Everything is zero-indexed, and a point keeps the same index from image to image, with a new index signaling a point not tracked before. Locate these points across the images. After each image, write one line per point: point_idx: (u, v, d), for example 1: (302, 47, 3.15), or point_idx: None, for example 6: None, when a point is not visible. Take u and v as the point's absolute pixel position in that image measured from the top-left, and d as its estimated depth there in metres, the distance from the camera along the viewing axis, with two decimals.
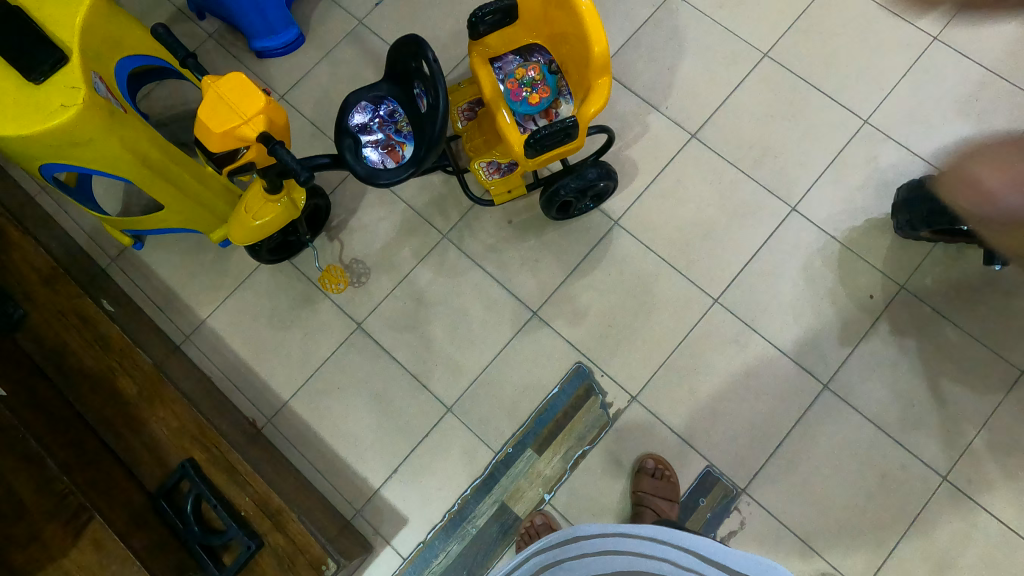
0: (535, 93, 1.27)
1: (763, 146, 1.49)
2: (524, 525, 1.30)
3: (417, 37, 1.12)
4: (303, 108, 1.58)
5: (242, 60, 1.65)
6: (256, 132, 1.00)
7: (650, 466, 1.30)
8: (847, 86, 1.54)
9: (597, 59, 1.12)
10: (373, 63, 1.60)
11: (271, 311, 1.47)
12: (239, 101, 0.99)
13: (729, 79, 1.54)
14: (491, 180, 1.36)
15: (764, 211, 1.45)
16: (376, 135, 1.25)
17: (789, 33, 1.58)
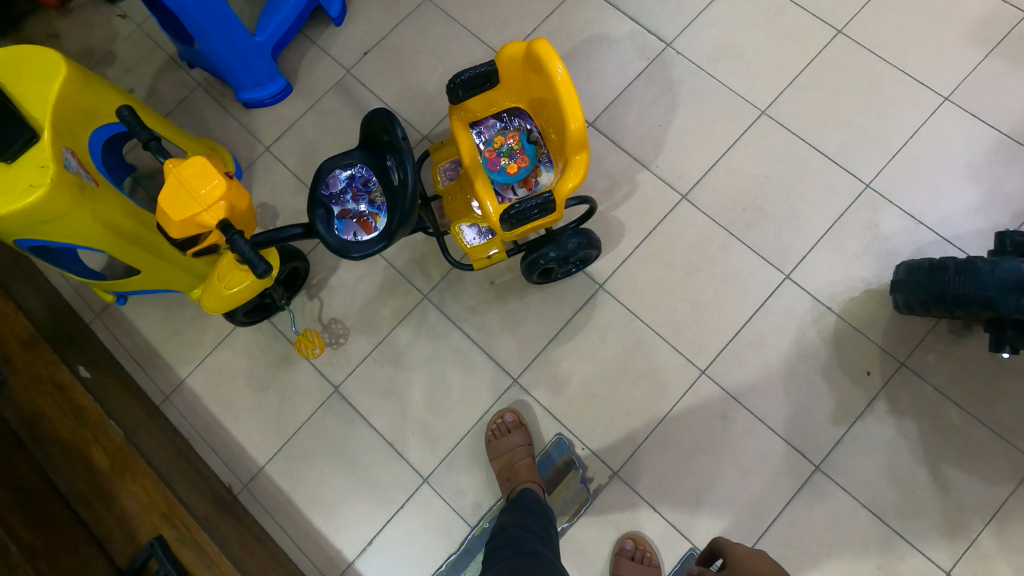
0: (514, 164, 1.22)
1: (759, 209, 1.43)
2: (493, 424, 1.31)
3: (388, 111, 1.10)
4: (286, 159, 1.53)
5: (231, 109, 1.62)
6: (216, 218, 0.99)
7: (629, 548, 1.25)
8: (848, 148, 1.50)
9: (573, 134, 1.08)
10: (358, 112, 1.54)
11: (250, 372, 1.44)
12: (201, 187, 0.98)
13: (726, 136, 1.47)
14: (472, 245, 1.31)
15: (759, 279, 1.39)
16: (349, 206, 1.20)
17: (789, 91, 1.53)
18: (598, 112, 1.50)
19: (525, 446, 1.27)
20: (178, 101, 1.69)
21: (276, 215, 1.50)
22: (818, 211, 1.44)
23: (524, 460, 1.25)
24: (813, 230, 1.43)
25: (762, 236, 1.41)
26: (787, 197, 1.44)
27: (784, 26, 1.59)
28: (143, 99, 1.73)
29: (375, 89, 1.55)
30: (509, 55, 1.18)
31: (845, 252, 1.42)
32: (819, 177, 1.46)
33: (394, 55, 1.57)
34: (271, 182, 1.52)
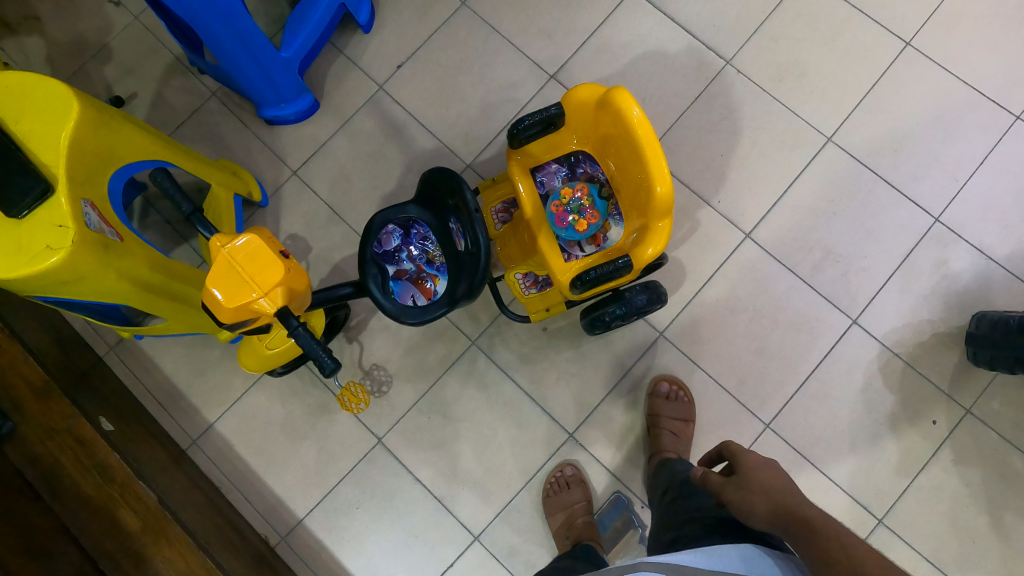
0: (582, 219, 1.13)
1: (826, 249, 1.35)
2: (552, 476, 1.26)
3: (455, 171, 1.00)
4: (317, 187, 1.42)
5: (252, 125, 1.49)
6: (273, 305, 0.90)
7: (665, 388, 1.26)
8: (916, 178, 1.40)
9: (659, 202, 0.99)
10: (393, 135, 1.42)
11: (285, 418, 1.34)
12: (256, 272, 0.89)
13: (790, 166, 1.38)
14: (527, 295, 1.23)
15: (825, 325, 1.33)
16: (404, 265, 1.10)
17: (856, 114, 1.41)
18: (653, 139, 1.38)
19: (585, 503, 1.23)
20: (189, 112, 1.54)
21: (309, 248, 1.39)
22: (885, 250, 1.37)
23: (583, 518, 1.22)
24: (879, 271, 1.36)
25: (828, 278, 1.34)
26: (853, 234, 1.36)
27: (852, 37, 1.45)
28: (148, 105, 1.57)
29: (412, 109, 1.43)
30: (580, 100, 1.07)
31: (914, 294, 1.36)
32: (884, 211, 1.38)
33: (430, 70, 1.44)
34: (301, 211, 1.41)
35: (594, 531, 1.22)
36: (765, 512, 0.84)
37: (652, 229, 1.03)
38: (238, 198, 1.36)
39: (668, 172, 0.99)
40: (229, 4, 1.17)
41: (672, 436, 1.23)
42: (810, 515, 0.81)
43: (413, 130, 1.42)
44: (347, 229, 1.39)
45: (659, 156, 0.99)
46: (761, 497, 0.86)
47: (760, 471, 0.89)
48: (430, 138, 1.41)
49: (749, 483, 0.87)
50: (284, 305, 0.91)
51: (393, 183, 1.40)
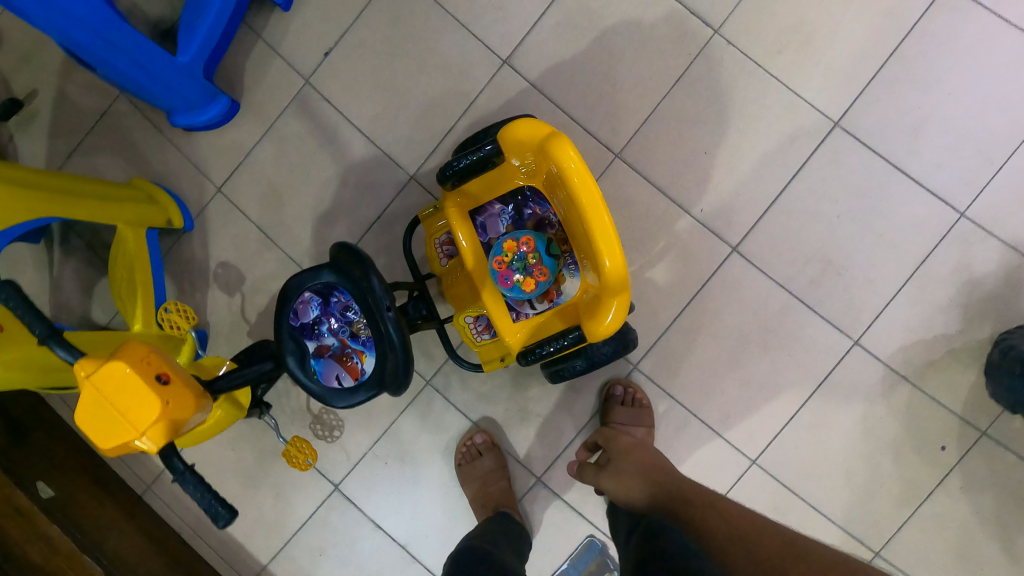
0: (530, 277, 0.96)
1: (827, 259, 1.22)
2: (460, 447, 1.17)
3: (361, 251, 0.87)
4: (246, 206, 1.25)
5: (171, 131, 1.27)
6: (155, 444, 0.78)
7: (619, 394, 1.16)
8: (941, 164, 1.20)
9: (611, 279, 0.84)
10: (326, 142, 1.23)
11: (237, 464, 1.25)
12: (129, 407, 0.76)
13: (787, 163, 1.22)
14: (479, 342, 1.07)
15: (824, 349, 1.22)
16: (327, 340, 0.97)
17: (869, 90, 1.20)
18: (625, 140, 1.22)
19: (500, 469, 1.15)
20: (97, 116, 1.29)
21: (243, 278, 1.25)
22: (896, 257, 1.21)
23: (498, 485, 1.14)
24: (889, 282, 1.21)
25: (827, 298, 1.22)
26: (858, 238, 1.21)
27: None
28: (49, 106, 1.29)
29: (346, 110, 1.22)
30: (517, 141, 0.88)
31: (928, 304, 1.20)
32: (896, 207, 1.21)
33: (365, 59, 1.22)
34: (231, 235, 1.25)
35: (511, 498, 1.14)
36: (645, 494, 0.92)
37: (605, 302, 0.88)
38: (155, 230, 1.19)
39: (618, 243, 0.83)
40: (96, 15, 0.92)
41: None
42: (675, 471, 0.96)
43: (349, 136, 1.22)
44: (283, 256, 1.24)
45: (606, 225, 0.82)
46: (637, 479, 0.95)
47: (636, 450, 1.02)
48: (368, 146, 1.22)
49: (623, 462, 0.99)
50: (168, 439, 0.79)
51: (329, 201, 1.23)
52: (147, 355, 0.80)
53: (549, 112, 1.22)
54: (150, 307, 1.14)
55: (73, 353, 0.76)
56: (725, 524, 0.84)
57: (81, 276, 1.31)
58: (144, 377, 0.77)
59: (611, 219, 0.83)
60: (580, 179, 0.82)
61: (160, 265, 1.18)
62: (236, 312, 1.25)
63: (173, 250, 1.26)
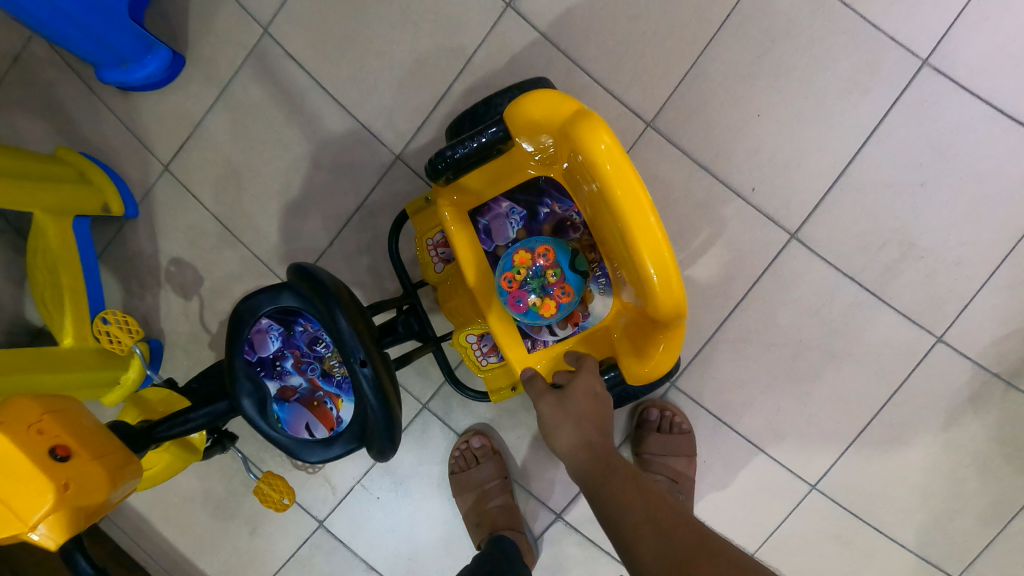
0: (549, 299, 0.76)
1: (907, 241, 1.01)
2: (455, 451, 0.97)
3: (325, 282, 0.67)
4: (198, 192, 1.03)
5: (104, 93, 1.03)
6: (57, 537, 0.59)
7: (654, 418, 1.00)
8: None
9: (662, 305, 0.61)
10: (291, 110, 1.00)
11: (205, 494, 1.07)
12: (13, 493, 0.57)
13: (861, 120, 0.99)
14: (484, 366, 0.87)
15: (901, 352, 1.02)
16: (292, 380, 0.78)
17: (967, 19, 0.96)
18: (659, 104, 1.00)
19: (500, 481, 0.96)
20: (9, 60, 1.02)
21: (200, 279, 1.04)
22: (992, 229, 1.00)
23: (497, 500, 0.95)
24: (982, 267, 1.00)
25: (906, 289, 1.01)
26: (947, 210, 1.00)
27: None
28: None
29: (314, 70, 0.99)
30: (531, 121, 0.66)
31: None
32: (994, 167, 0.99)
33: (334, 4, 0.98)
34: (183, 227, 1.03)
35: (514, 514, 0.96)
36: (585, 469, 0.64)
37: (651, 334, 0.66)
38: (86, 217, 0.96)
39: (669, 257, 0.61)
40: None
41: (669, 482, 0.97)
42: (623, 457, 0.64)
43: (321, 102, 1.00)
44: (246, 253, 1.03)
45: (650, 230, 0.60)
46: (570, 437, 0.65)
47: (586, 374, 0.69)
48: (343, 116, 1.00)
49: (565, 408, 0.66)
50: (75, 528, 0.60)
51: (299, 185, 1.01)
52: (38, 422, 0.61)
53: (564, 69, 1.00)
54: (84, 316, 0.94)
55: None
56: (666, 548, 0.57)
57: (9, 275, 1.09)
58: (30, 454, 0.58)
59: (657, 220, 0.60)
60: (613, 168, 0.60)
61: (94, 261, 0.97)
62: (194, 318, 1.05)
63: (115, 244, 1.05)
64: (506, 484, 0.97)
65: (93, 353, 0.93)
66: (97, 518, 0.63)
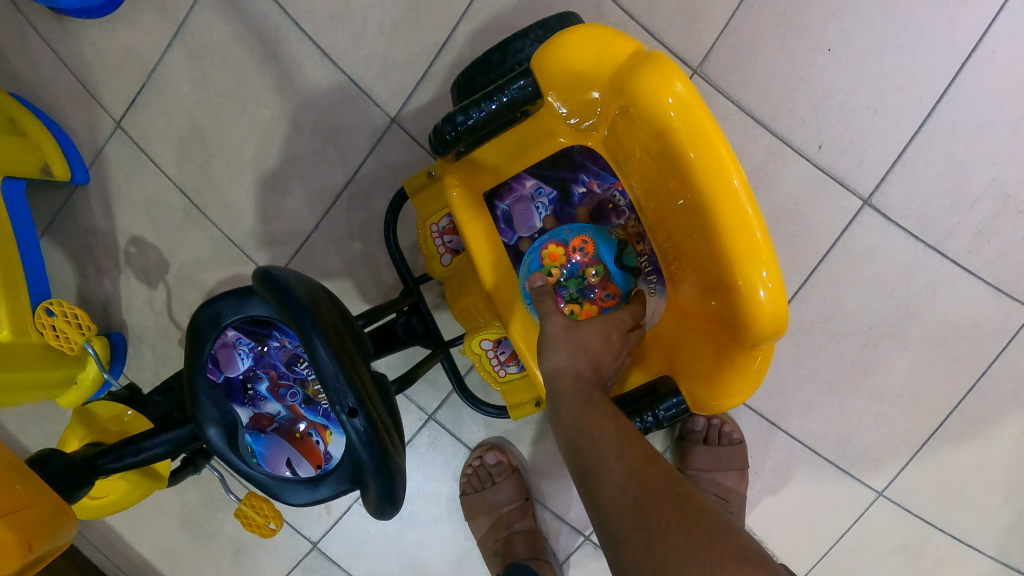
0: (589, 304, 0.64)
1: (1002, 198, 0.86)
2: (467, 467, 0.83)
3: (294, 296, 0.50)
4: (157, 161, 0.86)
5: (39, 36, 0.85)
6: None
7: (699, 429, 0.90)
8: None
9: (751, 311, 0.47)
10: (266, 59, 0.82)
11: (183, 509, 0.93)
12: None
13: (957, 42, 0.82)
14: (502, 377, 0.72)
15: (989, 331, 0.89)
16: (269, 408, 0.64)
17: None
18: (706, 48, 0.84)
19: (519, 503, 0.82)
20: None
21: (165, 263, 0.88)
22: None
23: (518, 525, 0.82)
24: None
25: (996, 259, 0.87)
26: None
27: None
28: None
29: (289, 10, 0.81)
30: (569, 65, 0.50)
31: None
32: None
33: None
34: (142, 203, 0.87)
35: (538, 541, 0.82)
36: (569, 396, 0.51)
37: (727, 347, 0.52)
38: (20, 181, 0.79)
39: (761, 236, 0.46)
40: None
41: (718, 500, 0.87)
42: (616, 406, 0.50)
43: (300, 50, 0.82)
44: (217, 233, 0.86)
45: (736, 196, 0.46)
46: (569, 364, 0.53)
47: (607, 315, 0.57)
48: (328, 66, 0.82)
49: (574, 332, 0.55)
50: None
51: (277, 152, 0.84)
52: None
53: (592, 4, 0.83)
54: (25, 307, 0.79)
55: None
56: (628, 481, 0.44)
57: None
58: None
59: (742, 182, 0.46)
60: (680, 124, 0.46)
61: (34, 240, 0.81)
62: (161, 310, 0.89)
63: (64, 222, 0.89)
64: (527, 505, 0.84)
65: (37, 349, 0.79)
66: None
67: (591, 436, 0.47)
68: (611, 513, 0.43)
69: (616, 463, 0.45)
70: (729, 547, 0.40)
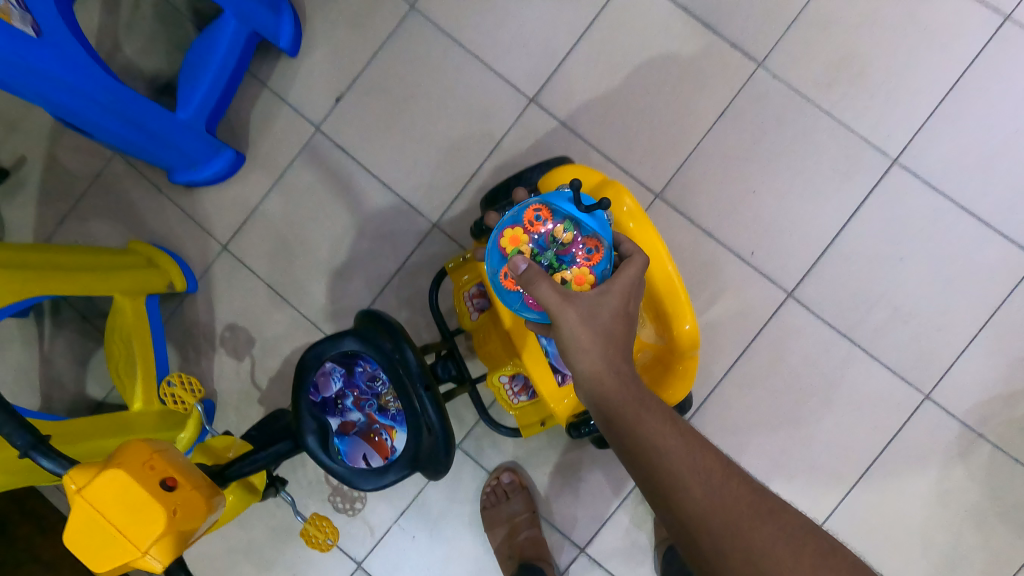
0: (575, 266, 0.70)
1: (891, 306, 1.12)
2: (487, 487, 1.06)
3: (391, 322, 0.81)
4: (255, 264, 1.15)
5: (171, 194, 1.17)
6: (164, 561, 0.65)
7: None
8: (1015, 207, 1.11)
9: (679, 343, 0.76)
10: (340, 190, 1.14)
11: (248, 545, 1.13)
12: (127, 523, 0.64)
13: (846, 198, 1.12)
14: (515, 403, 0.97)
15: (894, 402, 1.12)
16: (352, 416, 0.89)
17: (932, 123, 1.11)
18: (666, 178, 1.13)
19: (529, 513, 1.04)
20: (92, 175, 1.17)
21: (252, 340, 1.15)
22: (969, 302, 1.11)
23: (527, 532, 1.04)
24: (963, 328, 1.11)
25: (894, 348, 1.12)
26: (929, 285, 1.11)
27: (927, 23, 1.11)
28: (39, 171, 1.17)
29: (359, 154, 1.14)
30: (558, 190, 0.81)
31: (1005, 358, 1.11)
32: (965, 250, 1.11)
33: (381, 103, 1.15)
34: (241, 295, 1.15)
35: (542, 546, 1.04)
36: (613, 393, 0.66)
37: (670, 367, 0.80)
38: (155, 295, 1.08)
39: (685, 297, 0.74)
40: (88, 79, 0.82)
41: None
42: (658, 411, 0.65)
43: (367, 182, 1.14)
44: (296, 314, 1.14)
45: (670, 276, 0.74)
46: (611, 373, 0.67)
47: (614, 299, 0.67)
48: (386, 193, 1.14)
49: (596, 327, 0.67)
50: (177, 554, 0.67)
51: (346, 253, 1.14)
52: (148, 455, 0.69)
53: (582, 152, 1.13)
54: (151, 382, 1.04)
55: (65, 464, 0.63)
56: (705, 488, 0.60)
57: (72, 350, 1.19)
58: (145, 487, 0.65)
59: (674, 268, 0.74)
60: (635, 226, 0.75)
61: (161, 331, 1.09)
62: (245, 377, 1.15)
63: (176, 313, 1.16)
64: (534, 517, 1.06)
65: (157, 414, 1.02)
66: (188, 546, 0.70)
67: (665, 452, 0.62)
68: (706, 523, 0.58)
69: (696, 480, 0.61)
70: (817, 544, 0.58)
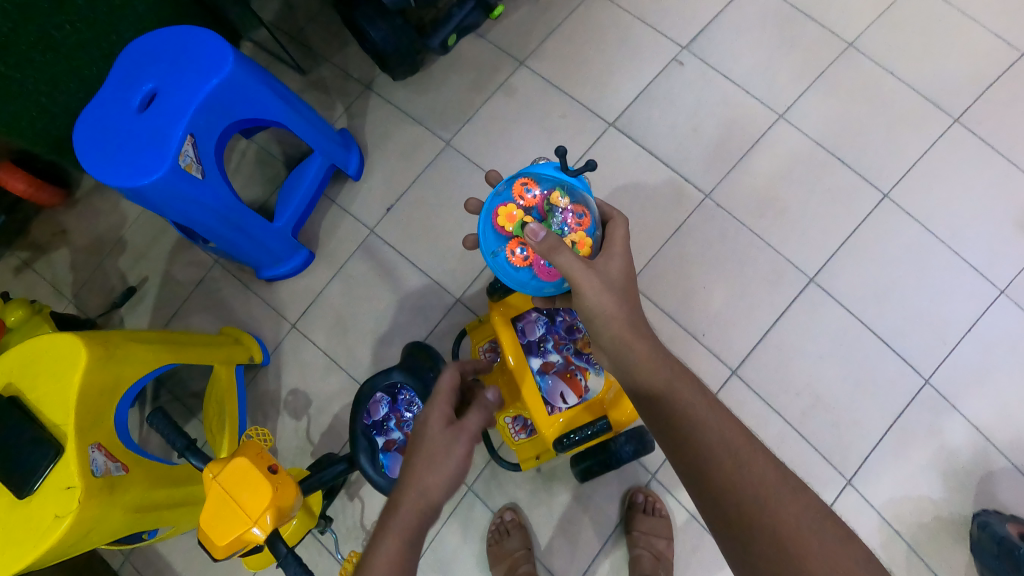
0: (574, 228, 0.94)
1: (815, 396, 1.36)
2: (493, 525, 1.30)
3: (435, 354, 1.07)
4: (315, 337, 1.44)
5: (255, 289, 1.48)
6: (268, 529, 0.91)
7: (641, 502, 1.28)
8: (905, 332, 1.38)
9: None
10: (385, 277, 1.46)
11: None
12: (246, 499, 0.92)
13: (770, 309, 1.41)
14: (517, 440, 1.21)
15: (821, 481, 1.32)
16: (393, 435, 1.14)
17: (836, 260, 1.42)
18: (645, 259, 1.44)
19: (525, 550, 1.25)
20: (195, 284, 1.50)
21: (309, 403, 1.41)
22: (876, 406, 1.35)
23: (523, 565, 1.23)
24: (873, 427, 1.34)
25: (821, 434, 1.35)
26: (845, 389, 1.36)
27: (830, 182, 1.46)
28: (157, 286, 1.51)
29: (400, 248, 1.47)
30: None
31: (911, 460, 1.31)
32: (871, 364, 1.37)
33: (420, 211, 1.49)
34: (300, 363, 1.43)
35: None
36: (636, 357, 0.82)
37: None
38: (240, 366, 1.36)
39: None
40: (230, 210, 1.18)
41: (649, 556, 1.21)
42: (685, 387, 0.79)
43: (406, 270, 1.46)
44: (344, 376, 1.41)
45: None
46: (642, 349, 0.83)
47: (614, 265, 0.89)
48: (421, 277, 1.45)
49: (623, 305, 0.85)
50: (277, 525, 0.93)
51: (387, 324, 1.43)
52: (259, 451, 0.97)
53: None
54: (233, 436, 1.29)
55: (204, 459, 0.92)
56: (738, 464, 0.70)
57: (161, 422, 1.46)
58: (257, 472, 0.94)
59: None
60: None
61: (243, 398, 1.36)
62: (301, 435, 1.39)
63: (250, 384, 1.43)
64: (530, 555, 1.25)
65: None
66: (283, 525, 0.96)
67: (695, 415, 0.75)
68: (735, 483, 0.69)
69: (725, 449, 0.72)
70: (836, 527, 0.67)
